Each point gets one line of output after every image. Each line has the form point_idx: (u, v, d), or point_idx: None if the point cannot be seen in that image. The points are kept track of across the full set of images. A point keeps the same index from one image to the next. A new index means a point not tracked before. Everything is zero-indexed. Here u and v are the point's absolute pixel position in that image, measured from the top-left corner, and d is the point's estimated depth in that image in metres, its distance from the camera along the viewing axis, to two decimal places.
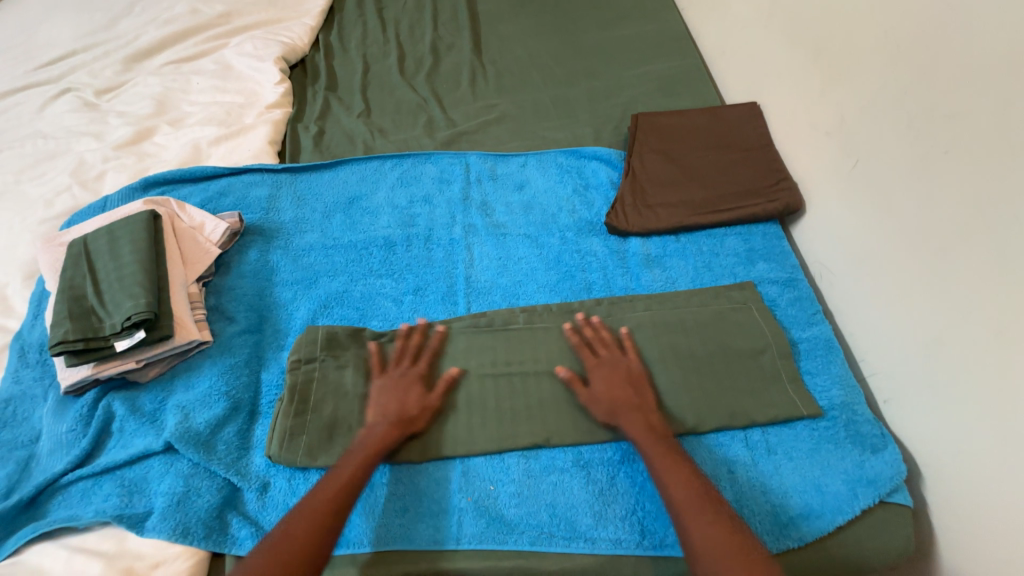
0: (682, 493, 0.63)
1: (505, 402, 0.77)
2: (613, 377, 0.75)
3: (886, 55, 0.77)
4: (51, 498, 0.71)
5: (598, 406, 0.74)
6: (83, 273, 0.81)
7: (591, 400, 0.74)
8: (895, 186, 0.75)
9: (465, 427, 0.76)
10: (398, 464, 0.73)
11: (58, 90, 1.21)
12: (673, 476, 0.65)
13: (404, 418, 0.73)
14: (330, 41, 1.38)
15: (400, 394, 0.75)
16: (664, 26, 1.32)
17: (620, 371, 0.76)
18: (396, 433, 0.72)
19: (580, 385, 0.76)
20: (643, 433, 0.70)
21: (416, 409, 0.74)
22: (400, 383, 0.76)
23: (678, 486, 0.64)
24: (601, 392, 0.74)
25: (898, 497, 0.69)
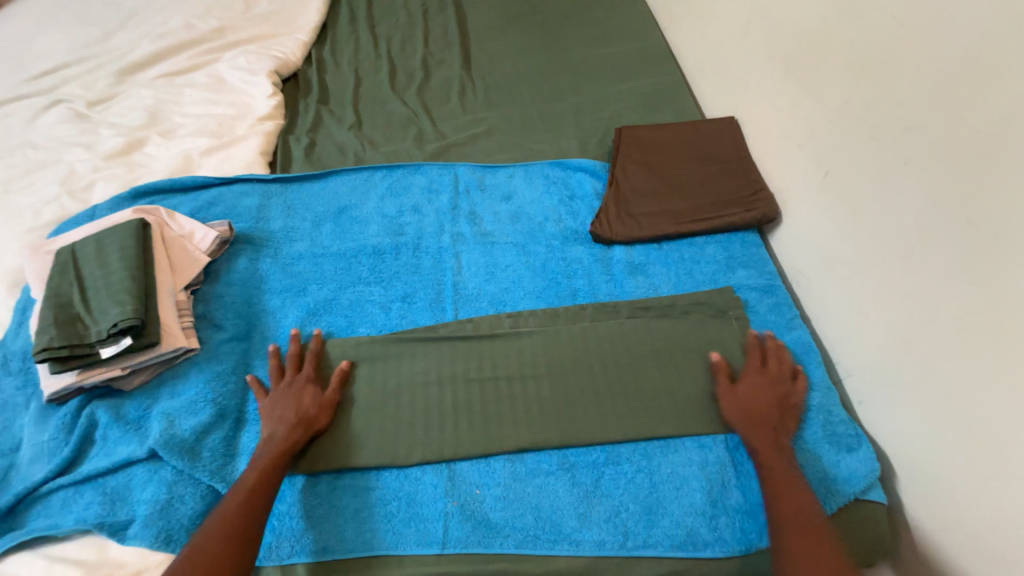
0: (787, 511, 0.63)
1: (491, 407, 0.78)
2: (765, 386, 0.76)
3: (850, 72, 0.81)
4: (30, 507, 0.70)
5: (734, 406, 0.74)
6: (70, 280, 0.81)
7: (729, 399, 0.75)
8: (861, 194, 0.79)
9: (455, 430, 0.77)
10: (339, 473, 0.73)
11: (50, 101, 1.22)
12: (786, 493, 0.65)
13: (305, 420, 0.73)
14: (323, 56, 1.41)
15: (293, 399, 0.75)
16: (647, 44, 1.38)
17: (777, 389, 0.75)
18: (298, 435, 0.72)
19: (726, 379, 0.77)
20: (770, 449, 0.70)
21: (312, 408, 0.75)
22: (288, 392, 0.76)
23: (786, 501, 0.64)
24: (745, 394, 0.75)
25: (873, 495, 0.71)
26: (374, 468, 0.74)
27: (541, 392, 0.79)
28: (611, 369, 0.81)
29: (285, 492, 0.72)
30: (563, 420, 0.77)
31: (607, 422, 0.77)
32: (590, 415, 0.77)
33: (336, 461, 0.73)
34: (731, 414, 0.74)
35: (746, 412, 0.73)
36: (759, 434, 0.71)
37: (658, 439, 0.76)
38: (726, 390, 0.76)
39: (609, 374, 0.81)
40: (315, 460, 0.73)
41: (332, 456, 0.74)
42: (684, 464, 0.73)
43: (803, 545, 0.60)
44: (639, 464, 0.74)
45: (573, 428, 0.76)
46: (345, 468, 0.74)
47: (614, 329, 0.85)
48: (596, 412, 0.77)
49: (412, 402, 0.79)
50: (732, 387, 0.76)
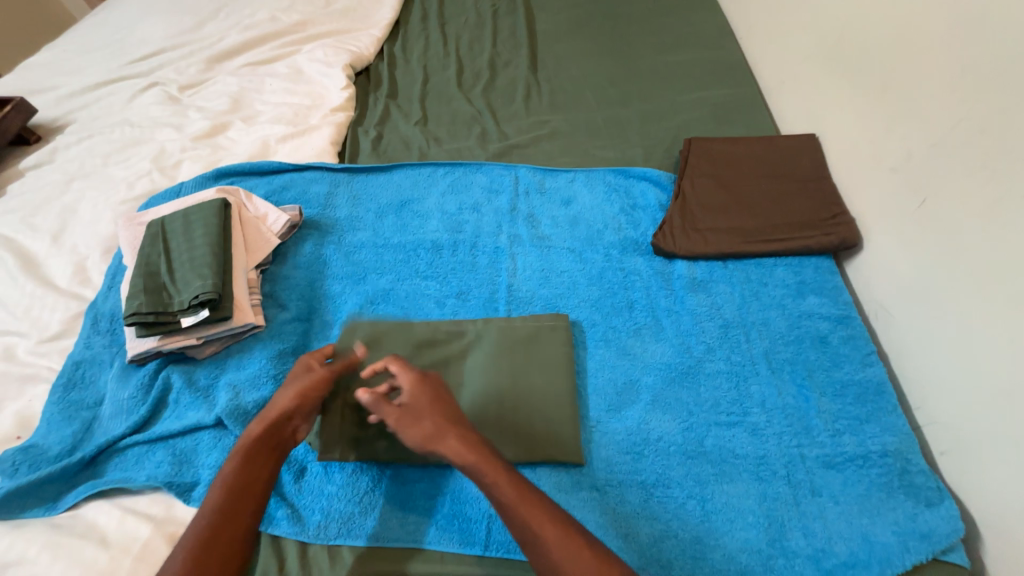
0: (551, 529, 0.59)
1: (535, 413, 0.77)
2: (434, 396, 0.70)
3: (961, 92, 0.75)
4: (109, 459, 0.76)
5: (416, 427, 0.67)
6: (159, 251, 0.87)
7: (404, 422, 0.68)
8: (965, 227, 0.73)
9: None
10: (387, 466, 0.75)
11: (147, 83, 1.32)
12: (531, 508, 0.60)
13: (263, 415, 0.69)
14: (393, 51, 1.45)
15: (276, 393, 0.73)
16: (721, 53, 1.33)
17: (440, 390, 0.71)
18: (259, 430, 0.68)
19: (390, 404, 0.69)
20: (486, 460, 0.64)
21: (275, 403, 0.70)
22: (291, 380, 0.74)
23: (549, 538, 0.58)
24: (415, 415, 0.68)
25: (954, 557, 0.65)
26: (421, 464, 0.75)
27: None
28: (668, 392, 0.80)
29: (307, 470, 0.75)
30: (560, 428, 0.75)
31: (563, 436, 0.75)
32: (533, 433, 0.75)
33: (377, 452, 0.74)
34: (419, 438, 0.66)
35: (437, 427, 0.66)
36: (454, 444, 0.65)
37: (712, 466, 0.73)
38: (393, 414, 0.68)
39: (671, 398, 0.79)
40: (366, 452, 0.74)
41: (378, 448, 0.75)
42: (739, 496, 0.70)
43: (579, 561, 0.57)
44: (691, 491, 0.71)
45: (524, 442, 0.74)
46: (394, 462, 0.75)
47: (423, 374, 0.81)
48: (548, 424, 0.76)
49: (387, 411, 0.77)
50: (402, 410, 0.69)
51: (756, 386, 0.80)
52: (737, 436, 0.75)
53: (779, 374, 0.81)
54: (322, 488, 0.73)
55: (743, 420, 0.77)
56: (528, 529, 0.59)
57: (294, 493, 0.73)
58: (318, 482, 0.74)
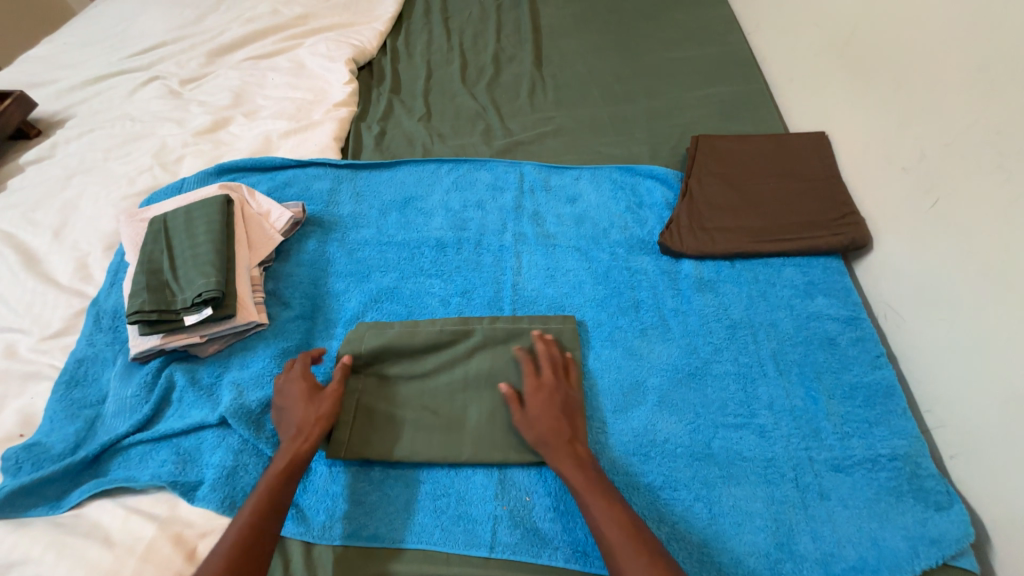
0: (619, 535, 0.60)
1: None
2: (550, 404, 0.72)
3: (976, 92, 0.73)
4: (112, 458, 0.75)
5: (529, 430, 0.71)
6: (161, 248, 0.86)
7: (524, 422, 0.72)
8: (980, 228, 0.71)
9: (448, 434, 0.75)
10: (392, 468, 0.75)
11: (148, 77, 1.30)
12: (605, 513, 0.62)
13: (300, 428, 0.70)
14: (396, 45, 1.43)
15: (297, 406, 0.73)
16: (729, 49, 1.31)
17: (558, 400, 0.73)
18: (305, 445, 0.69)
19: (516, 403, 0.74)
20: (573, 466, 0.66)
21: (309, 419, 0.71)
22: (311, 395, 0.74)
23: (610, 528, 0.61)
24: (533, 416, 0.72)
25: (963, 561, 0.65)
26: (427, 465, 0.74)
27: (438, 414, 0.77)
28: (675, 394, 0.79)
29: (311, 469, 0.74)
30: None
31: None
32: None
33: (386, 450, 0.74)
34: (531, 439, 0.71)
35: (542, 433, 0.70)
36: (554, 451, 0.68)
37: (720, 469, 0.72)
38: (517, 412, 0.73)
39: (678, 399, 0.79)
40: (375, 451, 0.74)
41: (388, 446, 0.74)
42: (748, 500, 0.70)
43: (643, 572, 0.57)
44: (698, 493, 0.71)
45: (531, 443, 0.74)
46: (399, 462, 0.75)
47: (427, 379, 0.81)
48: None
49: (393, 413, 0.77)
50: (521, 411, 0.73)
51: (764, 388, 0.79)
52: (744, 439, 0.75)
53: (787, 375, 0.80)
54: (326, 489, 0.73)
55: (750, 422, 0.76)
56: (598, 530, 0.61)
57: (299, 493, 0.72)
58: (323, 482, 0.73)
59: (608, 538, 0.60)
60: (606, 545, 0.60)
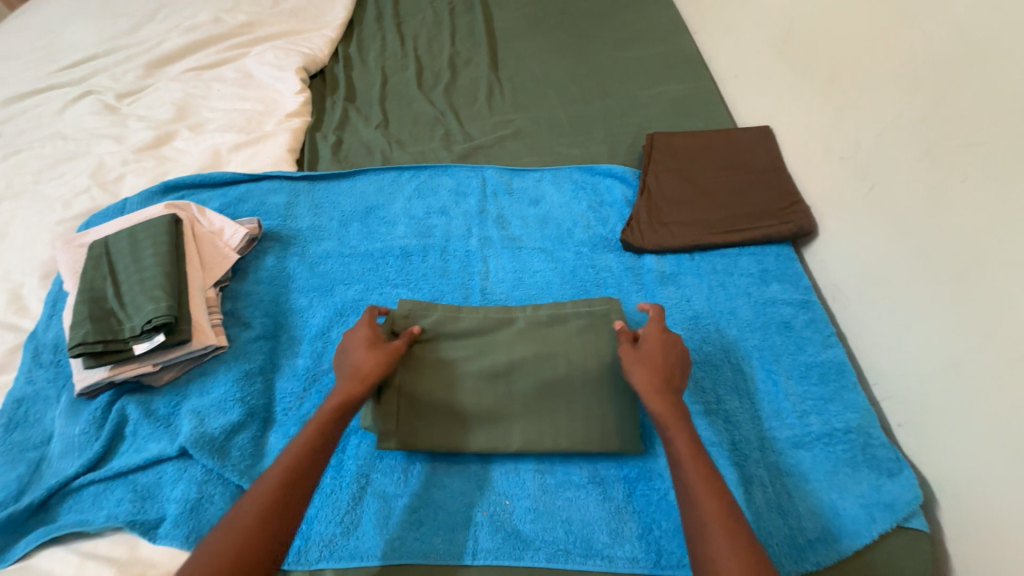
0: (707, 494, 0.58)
1: (580, 400, 0.76)
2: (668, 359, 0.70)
3: (900, 86, 0.79)
4: (61, 501, 0.70)
5: (637, 364, 0.70)
6: (104, 274, 0.81)
7: (636, 361, 0.70)
8: (913, 211, 0.77)
9: (495, 422, 0.75)
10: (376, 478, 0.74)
11: (79, 92, 1.22)
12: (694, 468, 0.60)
13: (358, 373, 0.69)
14: (349, 52, 1.40)
15: (353, 349, 0.72)
16: (676, 48, 1.36)
17: (677, 348, 0.72)
18: (359, 391, 0.67)
19: (628, 342, 0.74)
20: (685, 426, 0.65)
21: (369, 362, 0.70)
22: (367, 340, 0.73)
23: (698, 484, 0.59)
24: (645, 354, 0.71)
25: (916, 523, 0.69)
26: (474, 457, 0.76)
27: (483, 401, 0.76)
28: None
29: None
30: (613, 412, 0.75)
31: (614, 424, 0.74)
32: (586, 422, 0.75)
33: (434, 440, 0.74)
34: (636, 372, 0.69)
35: (652, 371, 0.69)
36: (660, 394, 0.67)
37: None
38: (627, 350, 0.72)
39: None
40: (422, 441, 0.74)
41: (434, 437, 0.74)
42: None
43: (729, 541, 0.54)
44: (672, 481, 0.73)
45: (582, 429, 0.74)
46: (434, 454, 0.76)
47: (469, 364, 0.79)
48: (594, 414, 0.75)
49: (439, 400, 0.76)
50: (635, 348, 0.72)
51: (729, 373, 0.83)
52: (713, 424, 0.77)
53: (748, 360, 0.84)
54: None
55: (717, 408, 0.79)
56: (683, 478, 0.60)
57: None
58: None
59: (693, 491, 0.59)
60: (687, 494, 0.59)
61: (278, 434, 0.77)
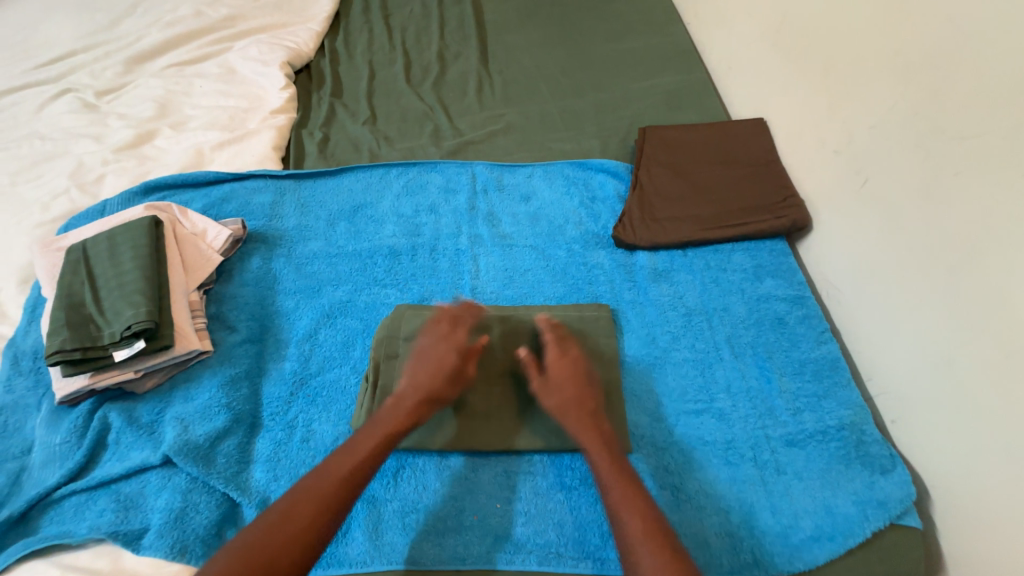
0: (638, 522, 0.59)
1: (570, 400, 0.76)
2: (571, 379, 0.72)
3: (894, 77, 0.78)
4: (42, 513, 0.69)
5: (551, 395, 0.71)
6: (82, 279, 0.79)
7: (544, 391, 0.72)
8: (905, 206, 0.76)
9: (485, 421, 0.75)
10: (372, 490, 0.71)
11: (57, 90, 1.19)
12: (624, 498, 0.61)
13: (432, 392, 0.71)
14: (335, 46, 1.37)
15: (433, 363, 0.73)
16: (669, 39, 1.34)
17: (580, 368, 0.74)
18: (424, 410, 0.70)
19: (536, 372, 0.74)
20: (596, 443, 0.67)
21: (445, 385, 0.72)
22: (439, 354, 0.74)
23: (628, 512, 0.60)
24: (555, 385, 0.72)
25: (909, 520, 0.68)
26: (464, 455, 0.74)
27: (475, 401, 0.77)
28: (637, 383, 0.81)
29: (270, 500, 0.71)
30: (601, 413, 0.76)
31: None
32: None
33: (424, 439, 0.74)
34: (552, 404, 0.71)
35: (563, 403, 0.71)
36: (576, 420, 0.69)
37: (683, 455, 0.74)
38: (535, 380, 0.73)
39: (639, 389, 0.80)
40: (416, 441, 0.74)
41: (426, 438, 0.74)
42: (711, 482, 0.72)
43: (655, 557, 0.56)
44: (665, 481, 0.72)
45: None
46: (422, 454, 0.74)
47: None
48: None
49: None
50: (542, 378, 0.73)
51: (722, 371, 0.82)
52: (705, 423, 0.77)
53: (741, 358, 0.83)
54: None
55: (710, 407, 0.78)
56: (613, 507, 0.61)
57: None
58: None
59: (626, 521, 0.60)
60: (620, 525, 0.60)
61: (265, 439, 0.76)
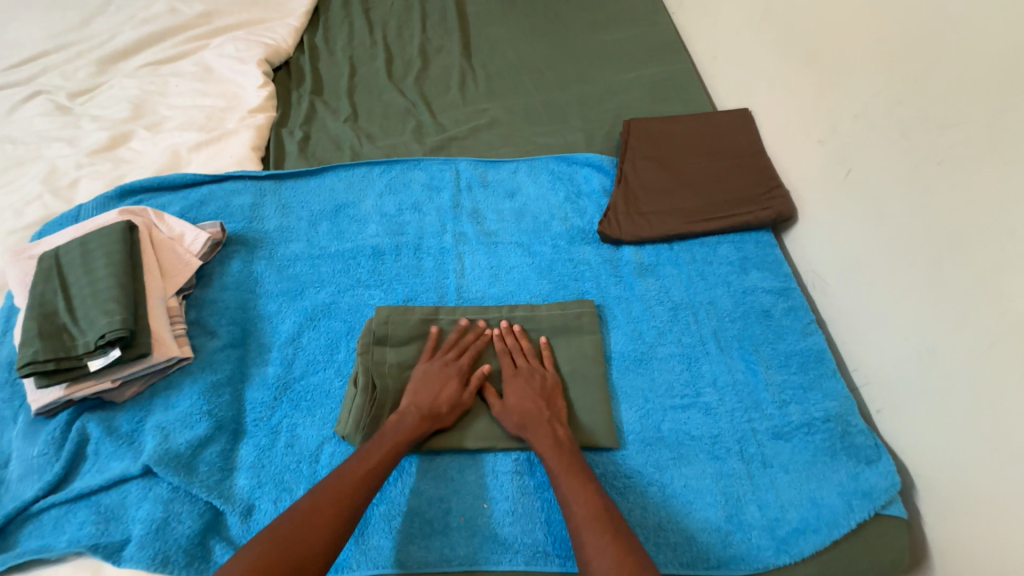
0: (584, 511, 0.62)
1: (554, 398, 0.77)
2: (526, 389, 0.75)
3: (878, 64, 0.77)
4: (20, 527, 0.67)
5: (508, 414, 0.73)
6: (55, 288, 0.77)
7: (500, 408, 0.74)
8: (889, 196, 0.75)
9: (468, 420, 0.76)
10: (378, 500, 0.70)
11: (28, 92, 1.16)
12: (576, 490, 0.64)
13: (433, 414, 0.72)
14: (315, 42, 1.34)
15: (436, 388, 0.74)
16: (654, 29, 1.32)
17: (536, 382, 0.76)
18: (425, 427, 0.71)
19: (494, 394, 0.76)
20: (549, 447, 0.68)
21: (446, 407, 0.73)
22: (441, 376, 0.76)
23: (578, 503, 0.62)
24: (513, 404, 0.73)
25: (893, 510, 0.69)
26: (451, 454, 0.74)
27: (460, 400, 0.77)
28: (623, 379, 0.80)
29: (255, 506, 0.70)
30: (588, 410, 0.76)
31: (590, 421, 0.75)
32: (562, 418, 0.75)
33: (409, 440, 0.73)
34: (511, 421, 0.73)
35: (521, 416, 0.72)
36: (534, 430, 0.71)
37: (670, 451, 0.74)
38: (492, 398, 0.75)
39: (625, 385, 0.80)
40: None
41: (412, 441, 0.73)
42: (697, 477, 0.72)
43: (599, 538, 0.59)
44: (652, 478, 0.72)
45: None
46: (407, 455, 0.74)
47: None
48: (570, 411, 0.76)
49: None
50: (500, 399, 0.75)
51: (708, 366, 0.81)
52: (692, 418, 0.76)
53: (728, 351, 0.83)
54: None
55: (696, 401, 0.78)
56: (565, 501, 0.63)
57: (242, 534, 0.68)
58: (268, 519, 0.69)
59: (575, 509, 0.62)
60: (571, 517, 0.62)
61: (249, 446, 0.75)
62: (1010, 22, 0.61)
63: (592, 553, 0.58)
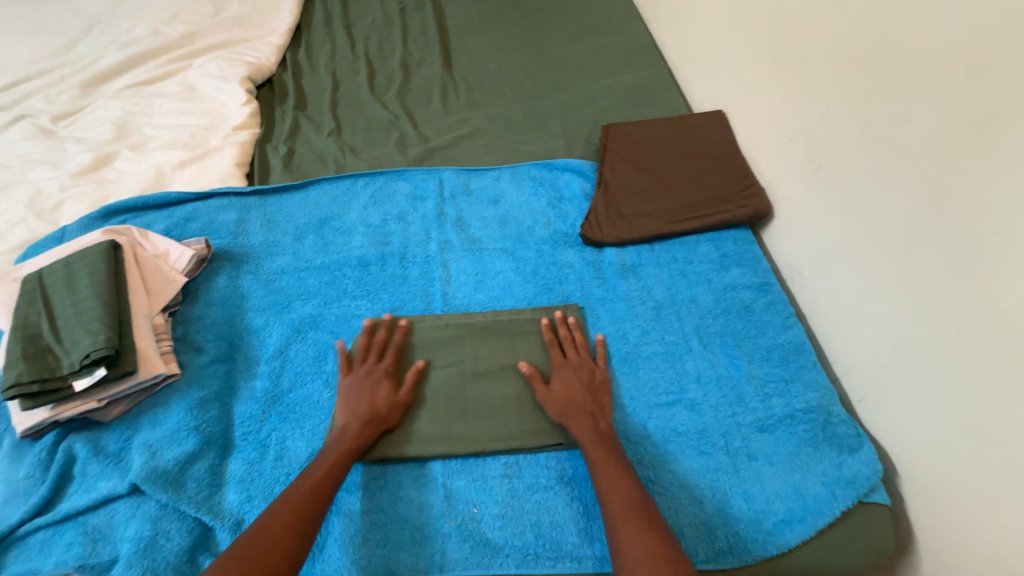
0: (620, 500, 0.63)
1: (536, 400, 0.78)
2: (574, 379, 0.77)
3: (841, 64, 0.80)
4: (6, 551, 0.67)
5: (553, 402, 0.75)
6: (38, 309, 0.77)
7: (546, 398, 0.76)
8: (858, 189, 0.77)
9: (461, 425, 0.76)
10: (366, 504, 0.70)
11: (11, 117, 1.16)
12: (613, 479, 0.65)
13: (376, 417, 0.73)
14: (297, 59, 1.36)
15: (369, 392, 0.75)
16: (630, 36, 1.35)
17: (582, 374, 0.78)
18: (371, 432, 0.72)
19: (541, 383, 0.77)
20: (590, 437, 0.70)
21: (385, 407, 0.74)
22: (366, 381, 0.76)
23: (614, 492, 0.64)
24: (559, 393, 0.75)
25: (877, 497, 0.70)
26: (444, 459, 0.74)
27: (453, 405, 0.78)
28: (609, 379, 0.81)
29: (243, 521, 0.70)
30: None
31: None
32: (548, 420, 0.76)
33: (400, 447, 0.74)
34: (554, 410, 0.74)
35: (565, 407, 0.74)
36: (575, 420, 0.72)
37: (658, 448, 0.75)
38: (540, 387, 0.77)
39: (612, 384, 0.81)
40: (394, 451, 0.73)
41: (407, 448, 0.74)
42: (686, 472, 0.72)
43: (632, 526, 0.60)
44: (642, 475, 0.72)
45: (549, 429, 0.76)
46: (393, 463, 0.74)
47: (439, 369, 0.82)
48: None
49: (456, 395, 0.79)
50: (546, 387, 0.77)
51: (692, 362, 0.83)
52: (678, 414, 0.78)
53: (711, 348, 0.84)
54: None
55: (681, 398, 0.79)
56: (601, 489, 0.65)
57: None
58: None
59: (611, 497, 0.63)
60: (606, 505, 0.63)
61: (238, 460, 0.75)
62: (959, 21, 0.64)
63: (625, 539, 0.59)
